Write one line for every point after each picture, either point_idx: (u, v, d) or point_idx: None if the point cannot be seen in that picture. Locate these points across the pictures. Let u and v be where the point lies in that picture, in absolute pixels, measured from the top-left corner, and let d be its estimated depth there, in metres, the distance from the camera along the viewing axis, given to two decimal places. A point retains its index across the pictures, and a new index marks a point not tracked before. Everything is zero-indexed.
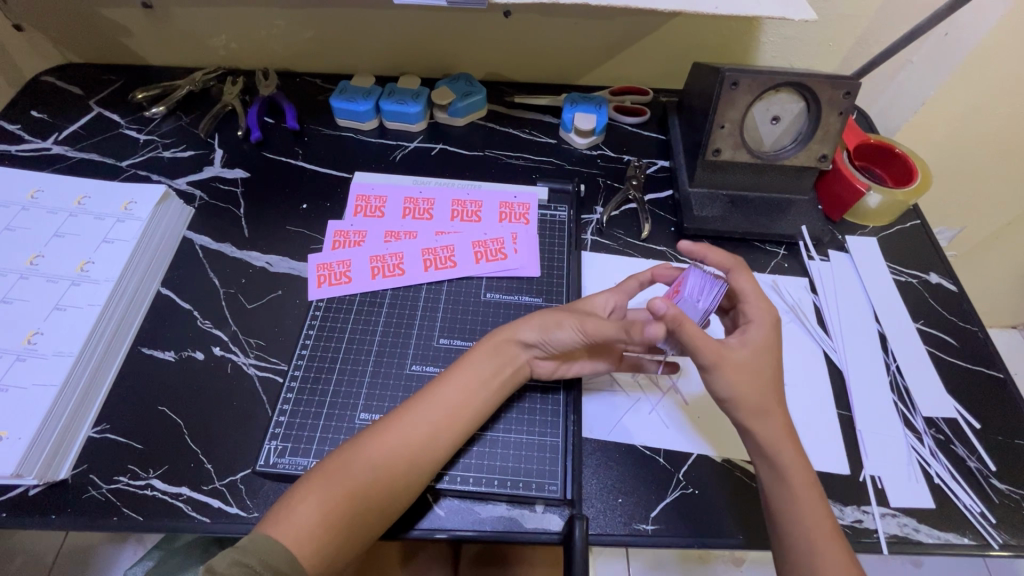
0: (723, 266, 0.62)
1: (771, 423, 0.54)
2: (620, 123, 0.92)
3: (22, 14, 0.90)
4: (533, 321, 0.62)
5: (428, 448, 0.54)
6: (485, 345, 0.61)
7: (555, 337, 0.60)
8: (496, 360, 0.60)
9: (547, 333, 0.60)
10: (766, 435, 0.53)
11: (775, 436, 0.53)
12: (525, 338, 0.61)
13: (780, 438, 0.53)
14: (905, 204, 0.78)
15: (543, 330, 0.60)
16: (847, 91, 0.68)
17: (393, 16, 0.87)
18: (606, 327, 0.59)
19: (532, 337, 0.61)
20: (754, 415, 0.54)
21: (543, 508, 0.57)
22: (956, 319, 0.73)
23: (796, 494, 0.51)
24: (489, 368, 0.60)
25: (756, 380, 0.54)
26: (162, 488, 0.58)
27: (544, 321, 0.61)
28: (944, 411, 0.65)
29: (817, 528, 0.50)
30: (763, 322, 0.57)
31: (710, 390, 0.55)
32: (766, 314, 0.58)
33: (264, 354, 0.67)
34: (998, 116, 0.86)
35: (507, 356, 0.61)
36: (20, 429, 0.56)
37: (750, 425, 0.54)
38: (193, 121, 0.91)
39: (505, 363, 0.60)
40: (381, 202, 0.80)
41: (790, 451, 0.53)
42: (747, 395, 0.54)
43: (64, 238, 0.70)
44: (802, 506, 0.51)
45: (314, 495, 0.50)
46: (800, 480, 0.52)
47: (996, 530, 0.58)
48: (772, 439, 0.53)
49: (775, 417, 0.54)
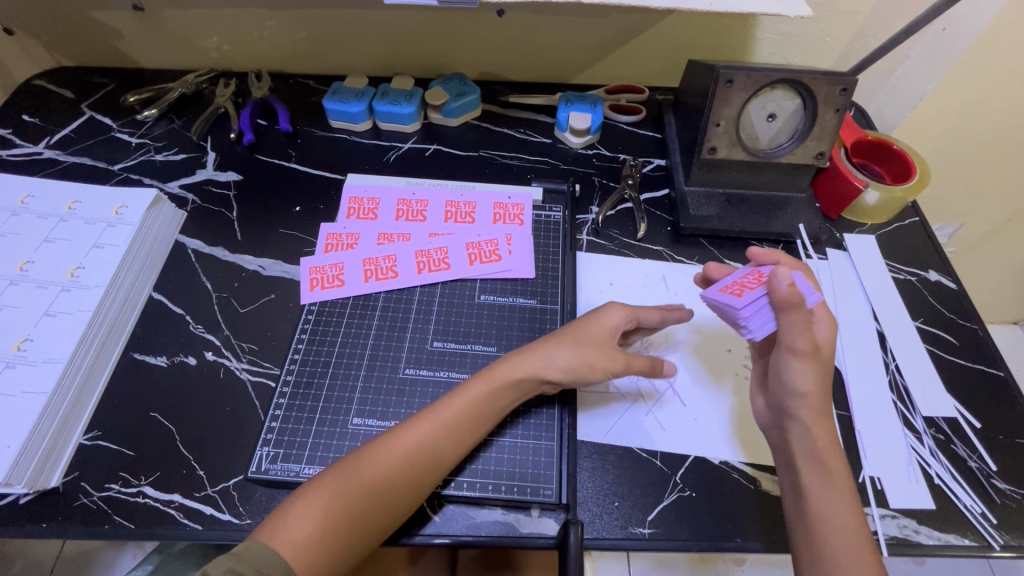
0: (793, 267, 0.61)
1: (819, 432, 0.53)
2: (615, 122, 0.92)
3: (13, 17, 0.90)
4: (560, 361, 0.59)
5: (431, 466, 0.54)
6: (498, 370, 0.59)
7: (586, 376, 0.59)
8: (514, 393, 0.59)
9: (579, 375, 0.59)
10: (813, 440, 0.53)
11: (821, 443, 0.52)
12: (552, 378, 0.59)
13: (827, 445, 0.53)
14: (904, 201, 0.77)
15: (573, 370, 0.59)
16: (844, 87, 0.68)
17: (385, 16, 0.86)
18: (640, 359, 0.60)
19: (560, 378, 0.59)
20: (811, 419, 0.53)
21: (538, 513, 0.57)
22: (957, 318, 0.73)
23: (839, 502, 0.50)
24: (504, 394, 0.58)
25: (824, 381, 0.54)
26: (153, 496, 0.57)
27: (575, 362, 0.59)
28: (944, 410, 0.65)
29: (854, 531, 0.49)
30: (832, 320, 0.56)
31: (783, 383, 0.54)
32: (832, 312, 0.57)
33: (257, 359, 0.66)
34: (997, 111, 0.85)
35: (526, 388, 0.59)
36: (10, 437, 0.55)
37: (810, 424, 0.53)
38: (186, 124, 0.90)
39: (522, 393, 0.59)
40: (374, 204, 0.79)
41: (835, 461, 0.52)
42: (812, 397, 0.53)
43: (53, 243, 0.70)
44: (843, 512, 0.50)
45: (312, 509, 0.49)
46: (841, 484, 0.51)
47: (996, 531, 0.57)
48: (817, 446, 0.52)
49: (826, 423, 0.53)
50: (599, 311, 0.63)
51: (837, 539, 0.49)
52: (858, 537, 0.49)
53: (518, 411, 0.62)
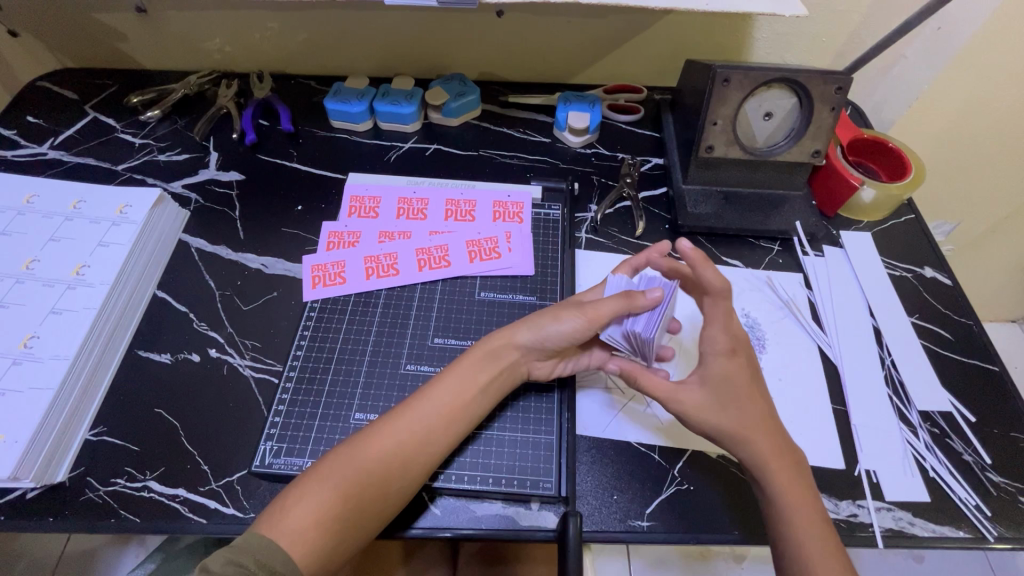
0: (711, 286, 0.57)
1: (753, 444, 0.53)
2: (614, 121, 0.92)
3: (18, 20, 0.91)
4: (530, 321, 0.61)
5: (422, 450, 0.55)
6: (479, 350, 0.60)
7: (556, 333, 0.59)
8: (492, 364, 0.60)
9: (544, 329, 0.59)
10: (750, 454, 0.53)
11: (759, 452, 0.53)
12: (523, 342, 0.60)
13: (766, 452, 0.53)
14: (899, 198, 0.78)
15: (544, 329, 0.59)
16: (839, 86, 0.68)
17: (387, 17, 0.87)
18: (608, 306, 0.58)
19: (531, 338, 0.60)
20: (735, 435, 0.53)
21: (538, 506, 0.58)
22: (952, 314, 0.73)
23: (789, 508, 0.51)
24: (486, 372, 0.59)
25: (725, 410, 0.54)
26: (159, 490, 0.58)
27: (542, 321, 0.60)
28: (939, 404, 0.65)
29: (809, 533, 0.49)
30: (717, 355, 0.57)
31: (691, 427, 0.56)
32: (721, 345, 0.57)
33: (260, 355, 0.67)
34: (992, 109, 0.86)
35: (506, 361, 0.60)
36: (17, 432, 0.56)
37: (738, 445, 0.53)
38: (188, 124, 0.91)
39: (501, 366, 0.60)
40: (376, 202, 0.80)
41: (780, 468, 0.52)
42: (717, 429, 0.54)
43: (59, 242, 0.71)
44: (796, 517, 0.50)
45: (306, 497, 0.50)
46: (791, 484, 0.51)
47: (991, 523, 0.58)
48: (757, 458, 0.53)
49: (757, 435, 0.53)
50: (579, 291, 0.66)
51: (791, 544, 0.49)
52: (816, 537, 0.49)
53: (506, 401, 0.63)
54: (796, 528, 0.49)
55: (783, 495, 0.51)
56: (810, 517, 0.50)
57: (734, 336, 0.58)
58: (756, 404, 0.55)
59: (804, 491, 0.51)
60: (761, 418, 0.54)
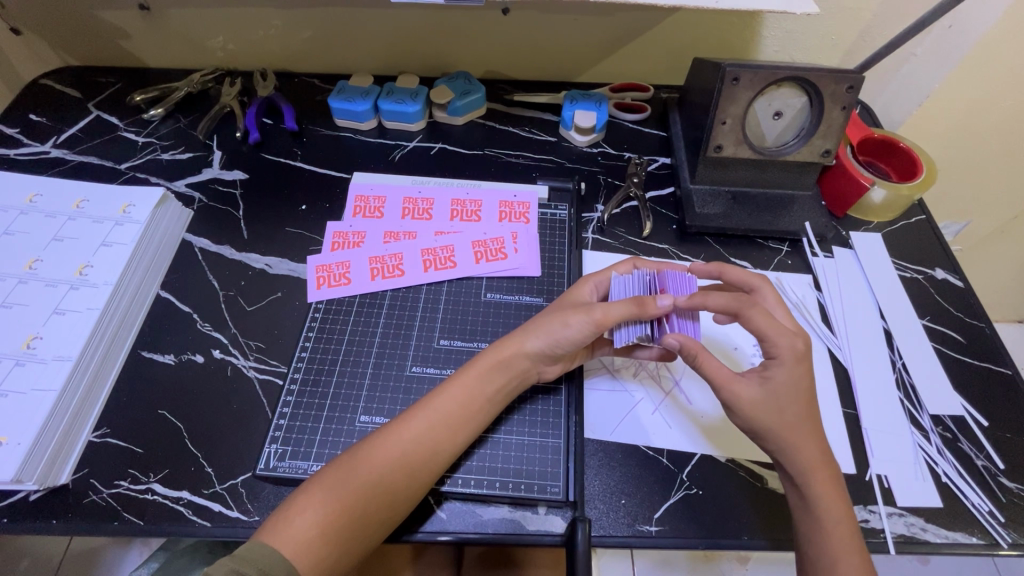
0: (726, 306, 0.55)
1: (795, 449, 0.51)
2: (620, 120, 0.91)
3: (19, 17, 0.90)
4: (538, 329, 0.59)
5: (428, 460, 0.54)
6: (488, 359, 0.59)
7: (562, 341, 0.58)
8: (503, 375, 0.59)
9: (553, 337, 0.58)
10: (791, 457, 0.51)
11: (802, 460, 0.51)
12: (534, 353, 0.59)
13: (807, 457, 0.51)
14: (910, 199, 0.76)
15: (549, 337, 0.58)
16: (850, 85, 0.67)
17: (391, 15, 0.86)
18: (616, 309, 0.56)
19: (540, 347, 0.59)
20: (784, 438, 0.51)
21: (545, 510, 0.57)
22: (964, 316, 0.72)
23: (827, 522, 0.49)
24: (494, 381, 0.58)
25: (781, 413, 0.51)
26: (162, 493, 0.57)
27: (550, 327, 0.58)
28: (951, 408, 0.64)
29: (842, 546, 0.48)
30: (789, 359, 0.52)
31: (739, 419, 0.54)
32: (793, 349, 0.52)
33: (264, 357, 0.66)
34: (1000, 109, 0.85)
35: (516, 371, 0.59)
36: (20, 434, 0.55)
37: (791, 443, 0.51)
38: (192, 122, 0.90)
39: (511, 375, 0.59)
40: (381, 202, 0.79)
41: (824, 479, 0.50)
42: (769, 430, 0.52)
43: (62, 242, 0.70)
44: (834, 530, 0.49)
45: (312, 506, 0.50)
46: (826, 491, 0.50)
47: (1004, 529, 0.57)
48: (799, 463, 0.51)
49: (806, 442, 0.51)
50: (575, 285, 0.64)
51: (824, 553, 0.49)
52: (849, 552, 0.48)
53: (513, 404, 0.62)
54: (832, 542, 0.48)
55: (817, 500, 0.50)
56: (849, 531, 0.49)
57: (806, 339, 0.54)
58: (812, 413, 0.52)
59: (843, 505, 0.50)
60: (813, 424, 0.52)
